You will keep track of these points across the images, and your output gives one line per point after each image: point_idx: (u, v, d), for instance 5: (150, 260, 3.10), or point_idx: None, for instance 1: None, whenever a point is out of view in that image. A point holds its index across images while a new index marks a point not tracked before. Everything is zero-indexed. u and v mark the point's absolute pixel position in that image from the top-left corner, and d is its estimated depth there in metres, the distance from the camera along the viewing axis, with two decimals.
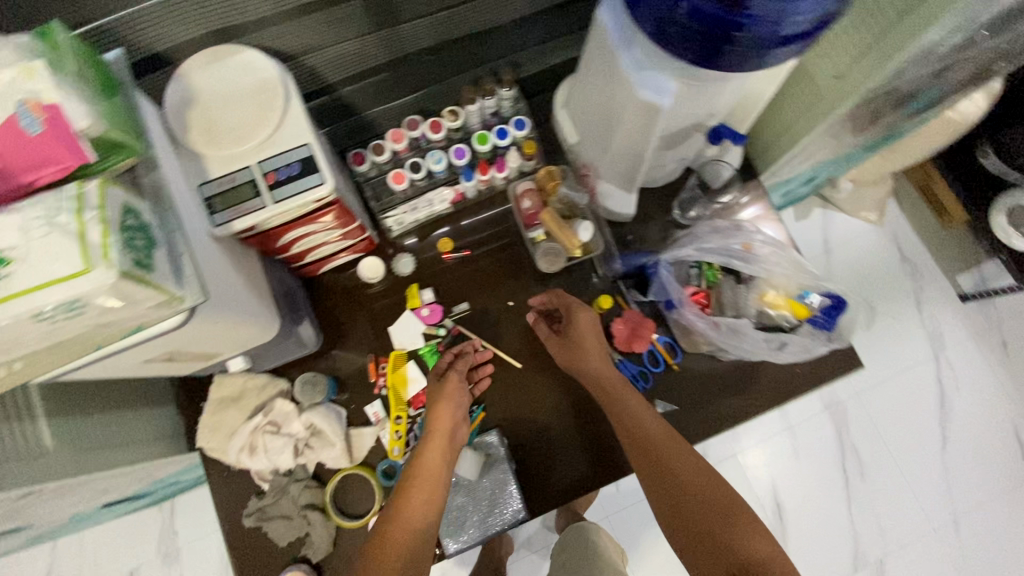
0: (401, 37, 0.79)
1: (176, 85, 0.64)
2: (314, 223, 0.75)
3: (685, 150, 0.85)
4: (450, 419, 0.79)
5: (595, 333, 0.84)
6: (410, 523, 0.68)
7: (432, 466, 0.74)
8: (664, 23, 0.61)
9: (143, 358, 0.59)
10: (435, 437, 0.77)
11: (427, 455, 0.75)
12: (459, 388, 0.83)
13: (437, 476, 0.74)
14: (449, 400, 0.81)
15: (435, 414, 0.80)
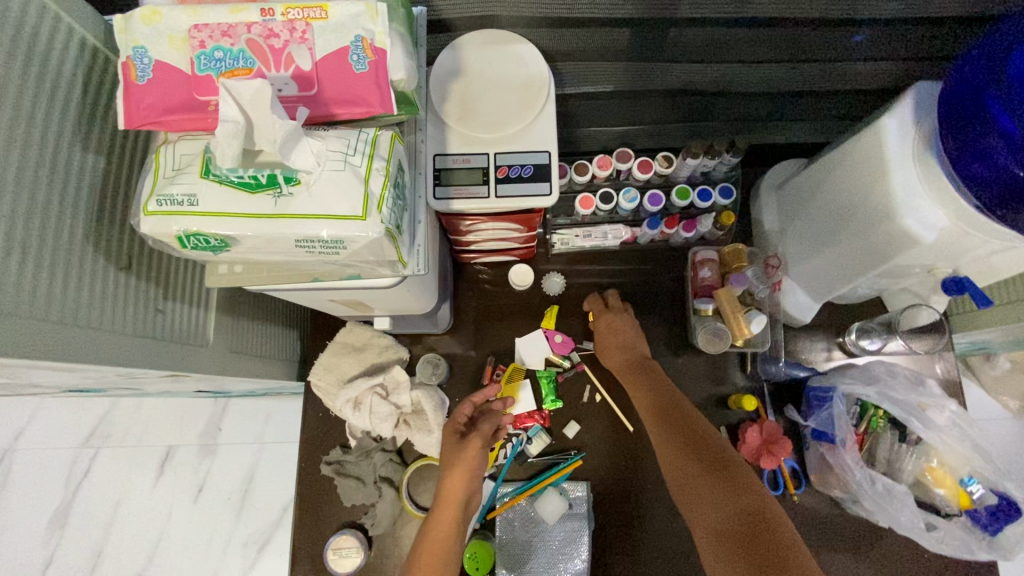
0: (654, 73, 0.77)
1: (449, 53, 0.64)
2: (506, 220, 0.74)
3: (895, 283, 0.78)
4: (466, 486, 0.74)
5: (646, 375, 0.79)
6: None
7: (444, 540, 0.70)
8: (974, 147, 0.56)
9: (331, 296, 0.60)
10: (446, 506, 0.72)
11: (440, 522, 0.71)
12: (479, 456, 0.76)
13: (448, 540, 0.70)
14: (459, 470, 0.74)
15: (452, 479, 0.74)
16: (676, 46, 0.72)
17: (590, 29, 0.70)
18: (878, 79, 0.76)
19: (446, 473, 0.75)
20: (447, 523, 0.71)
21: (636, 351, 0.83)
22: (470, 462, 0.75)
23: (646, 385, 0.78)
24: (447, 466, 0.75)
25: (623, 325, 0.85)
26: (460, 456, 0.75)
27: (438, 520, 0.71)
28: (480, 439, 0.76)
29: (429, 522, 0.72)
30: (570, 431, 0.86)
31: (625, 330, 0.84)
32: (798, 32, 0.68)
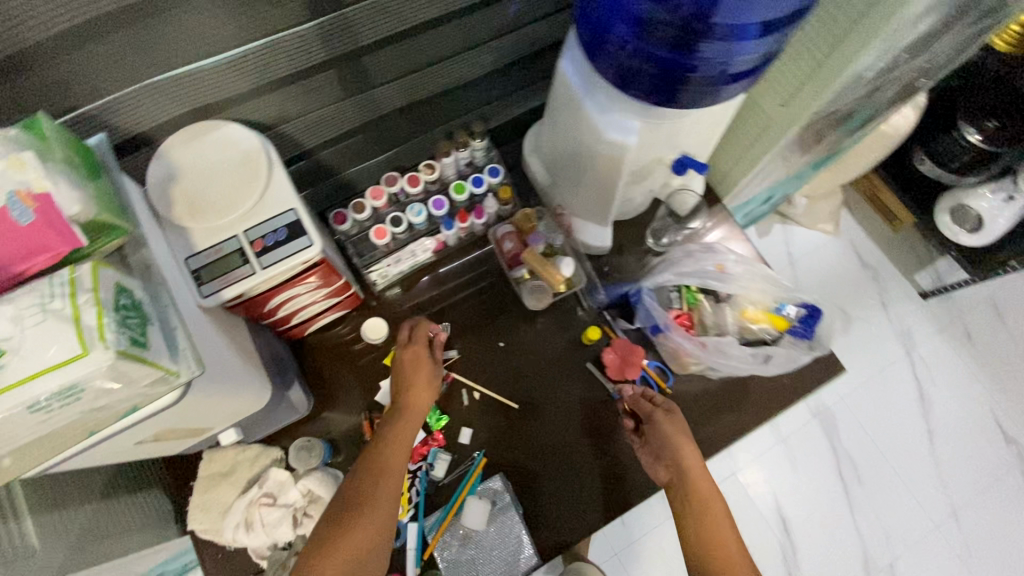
0: (376, 100, 0.84)
1: (158, 163, 0.65)
2: (301, 285, 0.76)
3: (652, 182, 0.90)
4: (424, 406, 0.81)
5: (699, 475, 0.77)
6: (373, 518, 0.69)
7: (403, 447, 0.76)
8: (621, 70, 0.66)
9: (138, 439, 0.58)
10: (410, 417, 0.79)
11: (404, 431, 0.78)
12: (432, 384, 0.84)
13: (404, 455, 0.76)
14: (423, 391, 0.82)
15: (413, 395, 0.81)
16: (376, 69, 0.79)
17: (290, 87, 0.74)
18: (556, 30, 0.88)
19: (411, 387, 0.82)
20: (404, 443, 0.77)
21: (688, 460, 0.77)
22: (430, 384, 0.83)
23: (702, 487, 0.75)
24: (406, 382, 0.82)
25: (680, 431, 0.80)
26: (426, 379, 0.83)
27: (387, 448, 0.76)
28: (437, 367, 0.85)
29: (392, 426, 0.78)
30: (464, 436, 0.89)
31: (682, 433, 0.80)
32: (465, 20, 0.77)
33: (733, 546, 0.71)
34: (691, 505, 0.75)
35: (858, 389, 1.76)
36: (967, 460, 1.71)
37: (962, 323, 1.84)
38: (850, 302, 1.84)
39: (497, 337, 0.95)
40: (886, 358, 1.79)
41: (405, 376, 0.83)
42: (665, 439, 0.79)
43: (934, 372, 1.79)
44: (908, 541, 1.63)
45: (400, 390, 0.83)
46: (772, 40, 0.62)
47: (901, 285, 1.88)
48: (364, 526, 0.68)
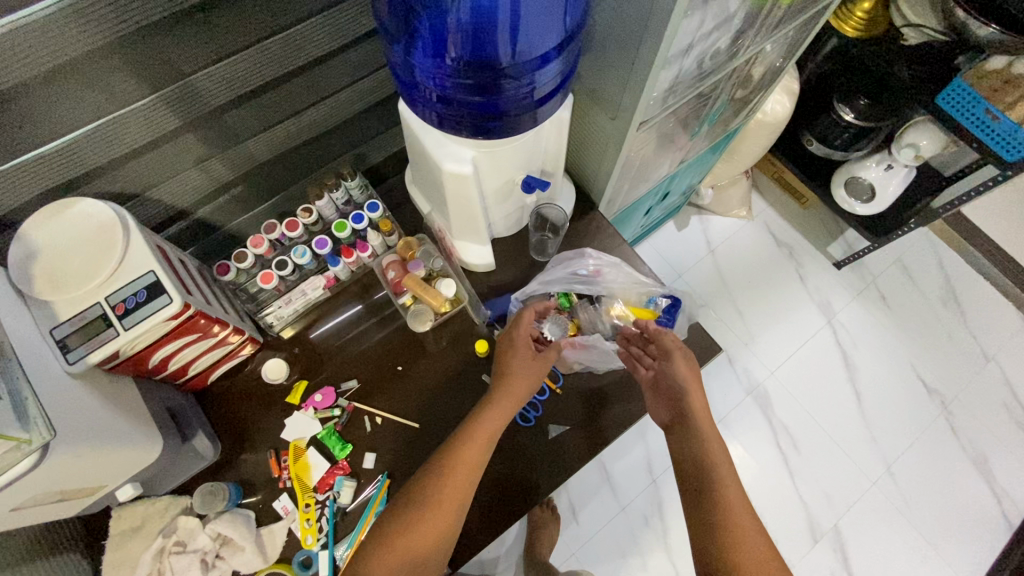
0: (242, 155, 0.90)
1: (17, 244, 0.69)
2: (180, 340, 0.80)
3: (516, 200, 0.96)
4: (523, 394, 0.84)
5: (701, 413, 0.81)
6: (431, 527, 0.73)
7: (482, 442, 0.79)
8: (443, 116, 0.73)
9: (10, 507, 0.61)
10: (499, 406, 0.82)
11: (489, 423, 0.81)
12: (540, 366, 0.86)
13: (483, 451, 0.79)
14: (529, 378, 0.85)
15: (519, 381, 0.84)
16: (235, 128, 0.85)
17: (149, 155, 0.79)
18: None
19: (511, 373, 0.85)
20: (484, 439, 0.80)
21: (691, 401, 0.81)
22: (535, 372, 0.86)
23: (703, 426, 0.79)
24: (511, 369, 0.85)
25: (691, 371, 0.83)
26: (528, 362, 0.86)
27: (469, 445, 0.79)
28: (546, 357, 0.87)
29: (478, 416, 0.81)
30: (369, 461, 0.93)
31: (693, 380, 0.82)
32: (310, 75, 0.84)
33: (759, 554, 0.68)
34: (700, 487, 0.75)
35: (788, 362, 1.85)
36: (895, 416, 1.80)
37: (876, 287, 1.95)
38: (770, 281, 1.94)
39: (395, 361, 0.99)
40: (809, 329, 1.89)
41: (511, 363, 0.86)
42: (702, 436, 0.78)
43: (855, 336, 1.89)
44: (849, 502, 1.70)
45: (503, 373, 0.85)
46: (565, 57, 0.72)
47: (816, 259, 1.98)
48: (423, 538, 0.72)
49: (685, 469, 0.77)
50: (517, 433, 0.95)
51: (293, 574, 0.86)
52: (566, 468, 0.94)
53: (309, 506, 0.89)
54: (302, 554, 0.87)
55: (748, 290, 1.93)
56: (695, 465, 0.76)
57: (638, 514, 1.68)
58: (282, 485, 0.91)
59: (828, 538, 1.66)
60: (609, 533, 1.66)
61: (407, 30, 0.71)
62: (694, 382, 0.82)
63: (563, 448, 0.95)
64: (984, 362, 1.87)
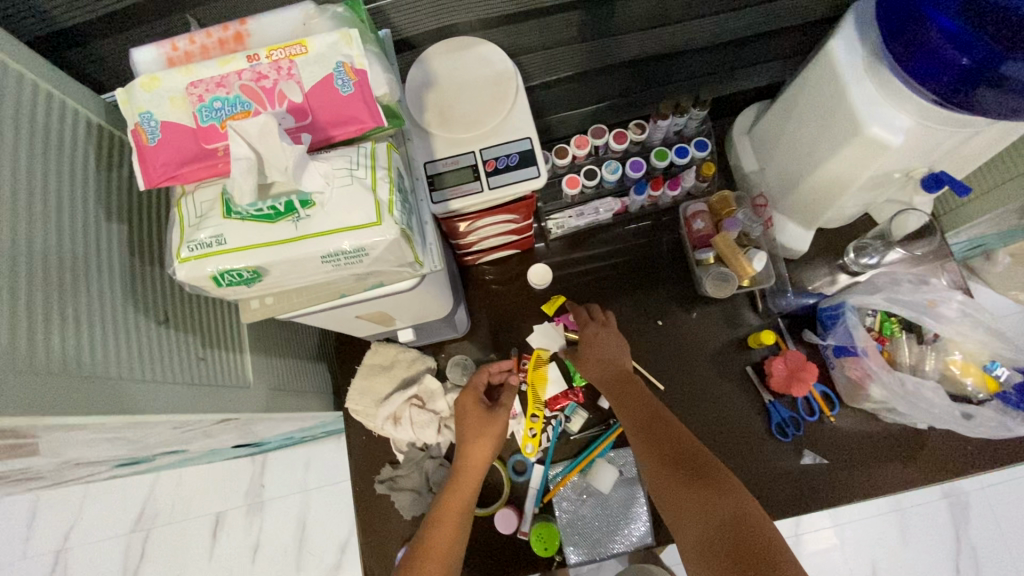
0: (609, 49, 0.82)
1: (419, 68, 0.68)
2: (503, 214, 0.77)
3: (880, 195, 0.81)
4: (483, 461, 0.77)
5: (612, 346, 0.83)
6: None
7: (457, 512, 0.73)
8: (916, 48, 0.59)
9: (357, 313, 0.63)
10: (463, 478, 0.76)
11: (464, 487, 0.75)
12: (499, 425, 0.80)
13: (458, 522, 0.72)
14: (489, 437, 0.79)
15: (472, 452, 0.78)
16: (626, 15, 0.76)
17: (541, 18, 0.74)
18: (818, 10, 0.81)
19: (473, 441, 0.78)
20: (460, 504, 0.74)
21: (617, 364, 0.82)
22: (487, 427, 0.79)
23: (631, 394, 0.78)
24: (467, 438, 0.78)
25: (606, 341, 0.84)
26: (483, 424, 0.79)
27: (439, 524, 0.71)
28: (498, 419, 0.79)
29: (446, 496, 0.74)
30: (605, 401, 0.88)
31: (616, 345, 0.84)
32: None
33: (710, 482, 0.64)
34: (641, 424, 0.73)
35: None
36: None
37: None
38: None
39: (656, 315, 0.93)
40: None
41: (461, 430, 0.80)
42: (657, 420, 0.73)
43: None
44: None
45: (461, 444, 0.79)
46: None
47: None
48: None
49: (649, 452, 0.70)
50: (768, 442, 0.85)
51: (506, 474, 0.86)
52: (802, 504, 0.83)
53: (536, 416, 0.87)
54: (517, 458, 0.87)
55: None
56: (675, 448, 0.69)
57: None
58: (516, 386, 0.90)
59: None
60: None
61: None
62: (617, 348, 0.83)
63: (813, 479, 0.84)
64: None
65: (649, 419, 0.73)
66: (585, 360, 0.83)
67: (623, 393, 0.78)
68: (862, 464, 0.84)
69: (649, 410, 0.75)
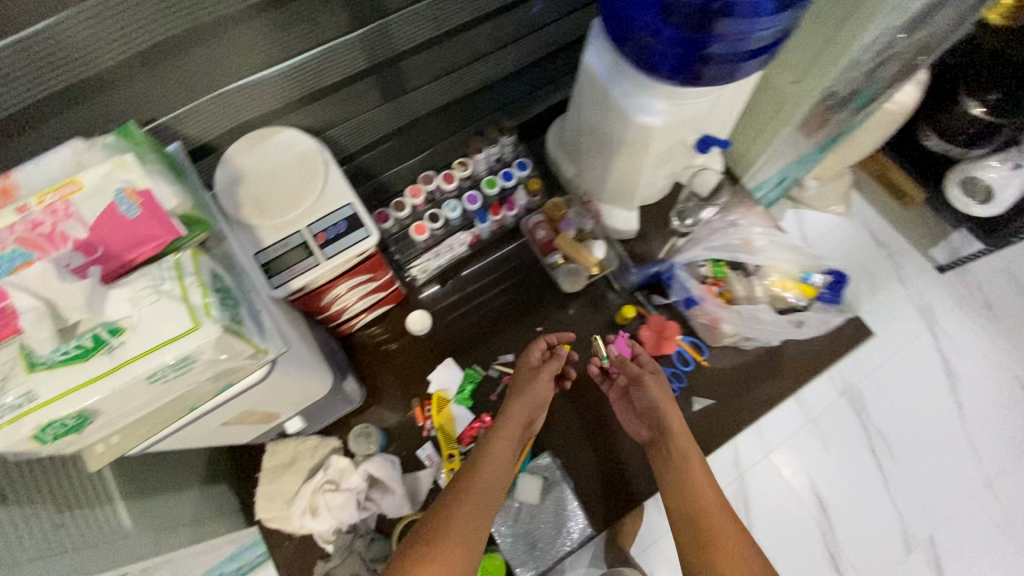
0: (411, 103, 0.90)
1: (224, 169, 0.70)
2: (354, 279, 0.80)
3: (675, 165, 0.94)
4: (519, 421, 0.80)
5: (671, 407, 0.80)
6: (465, 534, 0.64)
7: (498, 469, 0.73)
8: (650, 52, 0.71)
9: (223, 420, 0.61)
10: (503, 431, 0.78)
11: (506, 438, 0.77)
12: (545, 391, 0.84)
13: (500, 471, 0.73)
14: (540, 397, 0.83)
15: (513, 409, 0.80)
16: (412, 73, 0.84)
17: (335, 94, 0.80)
18: (574, 30, 0.95)
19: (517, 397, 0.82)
20: (501, 457, 0.75)
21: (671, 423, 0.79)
22: (541, 391, 0.83)
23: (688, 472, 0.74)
24: (515, 397, 0.82)
25: (667, 396, 0.81)
26: (527, 386, 0.83)
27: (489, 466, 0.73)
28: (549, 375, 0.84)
29: (488, 444, 0.76)
30: None
31: (669, 403, 0.81)
32: (496, 23, 0.83)
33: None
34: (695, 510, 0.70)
35: (883, 365, 1.78)
36: (999, 430, 1.72)
37: (981, 293, 1.86)
38: (868, 277, 1.87)
39: (535, 323, 0.99)
40: (906, 332, 1.81)
41: (527, 383, 0.83)
42: (693, 496, 0.72)
43: (957, 343, 1.81)
44: (947, 516, 1.63)
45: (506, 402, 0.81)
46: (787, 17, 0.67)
47: (917, 261, 1.91)
48: (467, 531, 0.65)
49: (708, 548, 0.66)
50: None
51: None
52: (706, 445, 0.91)
53: (454, 456, 0.89)
54: None
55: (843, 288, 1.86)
56: (733, 553, 0.65)
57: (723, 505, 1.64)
58: (426, 434, 0.91)
59: (922, 549, 1.60)
60: None
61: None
62: (671, 408, 0.80)
63: (707, 421, 0.92)
64: None
65: (705, 510, 0.70)
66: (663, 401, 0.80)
67: (685, 468, 0.75)
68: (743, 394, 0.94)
69: (702, 497, 0.71)
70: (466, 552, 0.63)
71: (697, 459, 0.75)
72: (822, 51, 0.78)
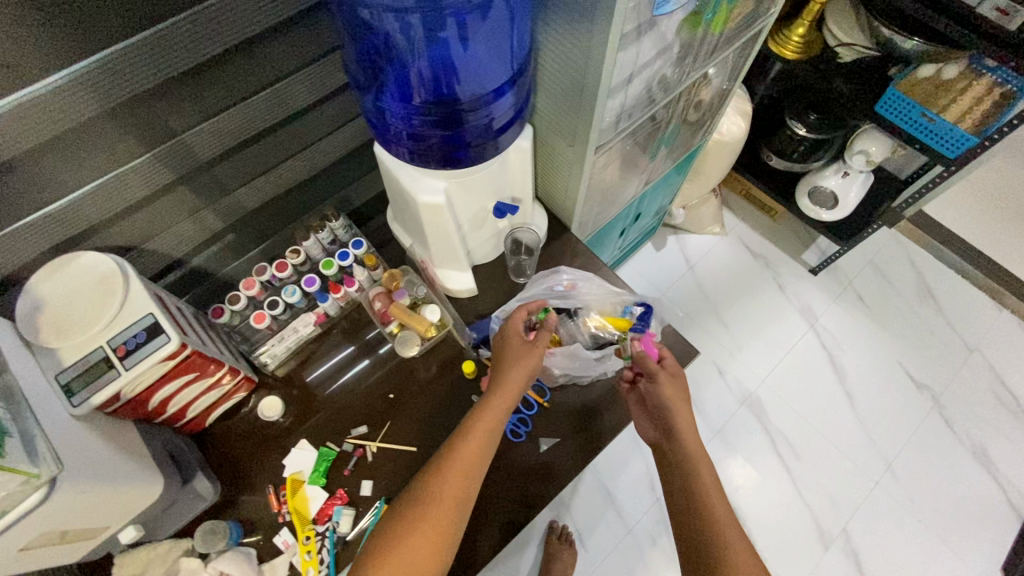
0: (234, 205, 0.97)
1: (24, 298, 0.74)
2: (177, 380, 0.83)
3: (491, 227, 1.02)
4: (521, 384, 0.85)
5: (683, 395, 0.89)
6: (450, 499, 0.74)
7: (474, 456, 0.78)
8: (416, 147, 0.80)
9: (17, 547, 0.63)
10: (501, 396, 0.83)
11: (489, 418, 0.81)
12: (530, 361, 0.87)
13: (488, 438, 0.80)
14: (523, 370, 0.86)
15: (513, 374, 0.85)
16: (226, 178, 0.92)
17: (144, 210, 0.85)
18: None
19: (512, 367, 0.86)
20: (477, 446, 0.78)
21: (677, 415, 0.87)
22: (527, 363, 0.86)
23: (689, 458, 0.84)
24: (507, 366, 0.86)
25: (681, 386, 0.90)
26: (529, 353, 0.88)
27: (462, 453, 0.77)
28: (537, 350, 0.87)
29: (483, 412, 0.82)
30: (366, 488, 0.95)
31: (681, 395, 0.89)
32: (294, 125, 0.93)
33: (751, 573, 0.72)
34: (689, 499, 0.81)
35: (776, 369, 1.88)
36: (890, 413, 1.83)
37: (853, 288, 2.02)
38: (751, 289, 2.01)
39: (387, 390, 1.02)
40: (792, 335, 1.94)
41: (505, 357, 0.87)
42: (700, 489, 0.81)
43: (839, 337, 1.94)
44: (856, 505, 1.70)
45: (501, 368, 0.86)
46: (518, 92, 0.79)
47: (793, 267, 2.06)
48: (433, 533, 0.72)
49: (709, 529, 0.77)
50: (511, 449, 0.97)
51: None
52: (555, 485, 0.96)
53: (309, 537, 0.91)
54: None
55: (730, 301, 1.99)
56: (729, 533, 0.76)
57: (645, 533, 1.67)
58: (282, 519, 0.93)
59: (838, 543, 1.65)
60: (619, 555, 1.65)
61: (375, 79, 0.78)
62: (683, 394, 0.89)
63: (555, 460, 0.97)
64: (967, 353, 1.91)
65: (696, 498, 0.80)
66: (681, 397, 0.89)
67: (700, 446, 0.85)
68: (587, 430, 0.99)
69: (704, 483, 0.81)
70: (452, 517, 0.74)
71: (694, 449, 0.85)
72: (577, 120, 0.89)
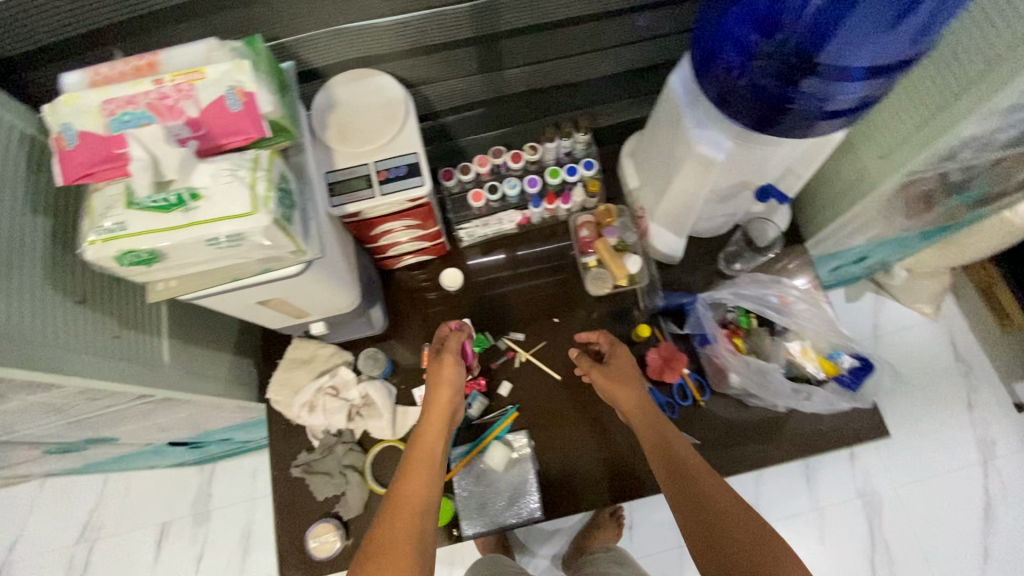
0: (502, 80, 0.96)
1: (324, 94, 0.80)
2: (403, 221, 0.88)
3: (735, 205, 0.93)
4: (441, 411, 0.84)
5: (634, 373, 0.88)
6: (402, 542, 0.68)
7: (416, 499, 0.73)
8: (726, 92, 0.73)
9: (258, 298, 0.73)
10: (427, 431, 0.82)
11: (419, 454, 0.79)
12: (452, 374, 0.86)
13: (425, 481, 0.76)
14: (443, 390, 0.85)
15: (430, 406, 0.84)
16: (510, 54, 0.91)
17: (434, 55, 0.87)
18: (676, 49, 0.98)
19: (434, 390, 0.85)
20: (417, 484, 0.75)
21: (634, 400, 0.85)
22: (450, 377, 0.86)
23: (655, 435, 0.81)
24: (430, 388, 0.86)
25: (619, 370, 0.88)
26: (438, 374, 0.87)
27: (406, 483, 0.75)
28: (451, 354, 0.87)
29: (413, 449, 0.80)
30: (504, 390, 0.98)
31: (628, 374, 0.88)
32: (600, 24, 0.88)
33: (728, 510, 0.69)
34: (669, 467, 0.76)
35: (915, 483, 1.65)
36: None
37: None
38: (932, 389, 1.73)
39: (554, 314, 1.03)
40: (955, 461, 1.66)
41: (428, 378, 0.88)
42: (675, 466, 0.76)
43: (1012, 492, 1.63)
44: None
45: (427, 398, 0.85)
46: (873, 88, 0.67)
47: (997, 391, 1.73)
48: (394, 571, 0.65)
49: (677, 491, 0.74)
50: None
51: None
52: None
53: None
54: None
55: (901, 392, 1.73)
56: (696, 486, 0.73)
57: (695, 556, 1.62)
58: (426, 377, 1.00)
59: None
60: (661, 561, 1.62)
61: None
62: (631, 373, 0.88)
63: None
64: None
65: (669, 466, 0.76)
66: (619, 380, 0.87)
67: (666, 426, 0.81)
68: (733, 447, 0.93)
69: (672, 451, 0.78)
70: (412, 559, 0.67)
71: (667, 430, 0.81)
72: (908, 136, 0.77)
